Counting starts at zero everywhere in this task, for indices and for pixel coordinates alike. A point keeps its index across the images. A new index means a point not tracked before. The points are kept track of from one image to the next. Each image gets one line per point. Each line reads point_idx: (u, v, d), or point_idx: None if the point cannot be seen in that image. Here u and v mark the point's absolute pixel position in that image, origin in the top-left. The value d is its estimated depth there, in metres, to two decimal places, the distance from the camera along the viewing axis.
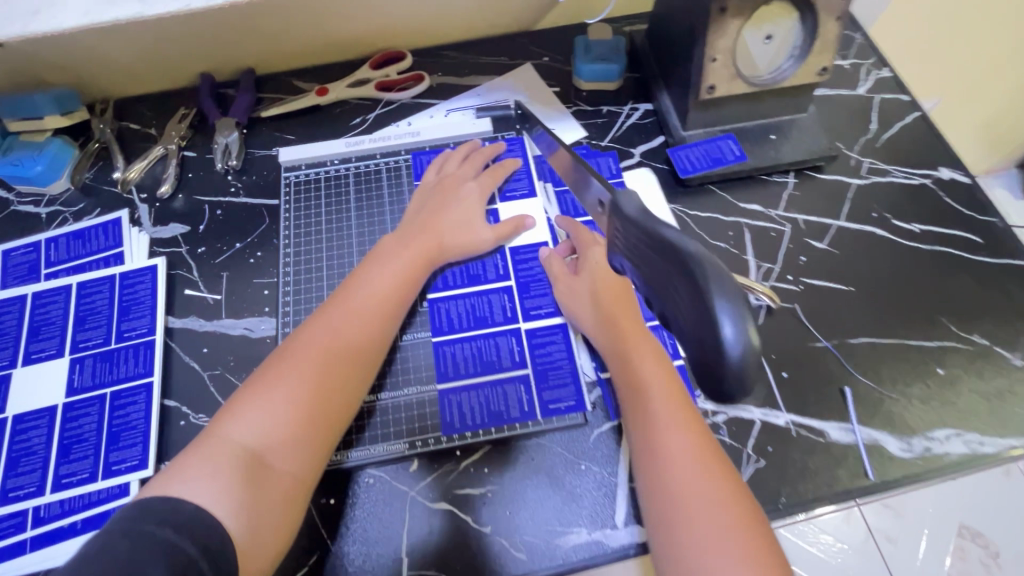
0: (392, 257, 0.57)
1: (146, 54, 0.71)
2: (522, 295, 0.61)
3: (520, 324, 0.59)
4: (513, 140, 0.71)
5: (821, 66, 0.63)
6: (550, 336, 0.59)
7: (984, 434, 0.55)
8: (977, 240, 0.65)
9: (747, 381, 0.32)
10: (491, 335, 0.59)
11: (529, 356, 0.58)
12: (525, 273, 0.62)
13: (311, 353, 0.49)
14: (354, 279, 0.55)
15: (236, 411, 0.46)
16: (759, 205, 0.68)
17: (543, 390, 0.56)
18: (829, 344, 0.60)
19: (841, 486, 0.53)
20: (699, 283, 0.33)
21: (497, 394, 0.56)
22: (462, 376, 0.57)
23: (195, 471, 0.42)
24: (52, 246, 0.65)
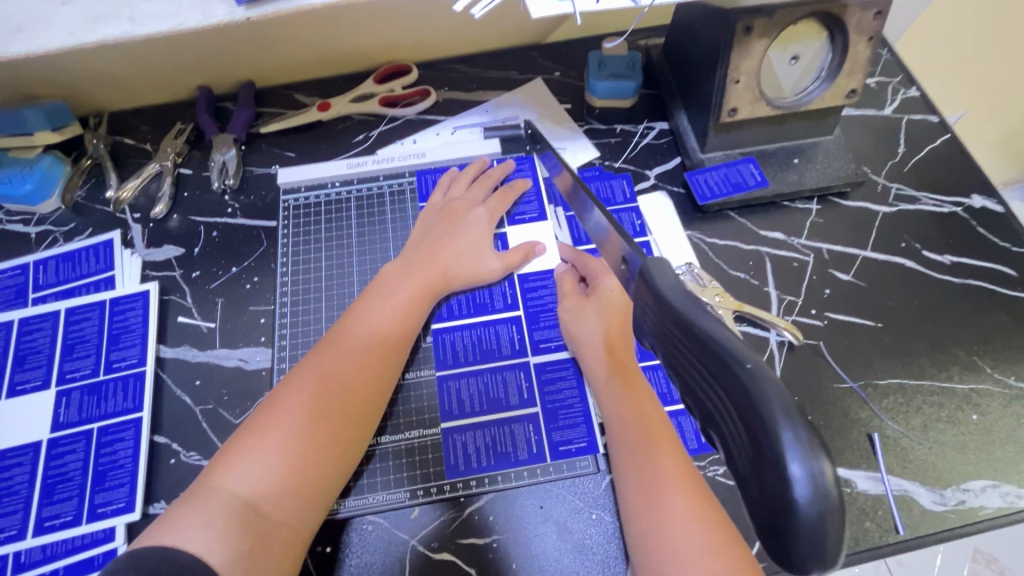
0: (395, 286, 0.54)
1: (141, 67, 0.68)
2: (531, 327, 0.57)
3: (529, 358, 0.56)
4: (522, 158, 0.68)
5: (850, 88, 0.59)
6: (561, 372, 0.55)
7: (1022, 487, 0.52)
8: (1013, 274, 0.62)
9: (826, 539, 0.26)
10: (498, 370, 0.55)
11: (539, 393, 0.54)
12: (534, 302, 0.58)
13: (313, 389, 0.45)
14: (355, 311, 0.52)
15: (233, 453, 0.42)
16: (781, 233, 0.65)
17: (553, 430, 0.53)
18: (856, 385, 0.56)
19: (868, 541, 0.50)
20: (756, 406, 0.27)
21: (504, 435, 0.53)
22: (467, 414, 0.54)
23: (190, 522, 0.38)
24: (41, 269, 0.62)
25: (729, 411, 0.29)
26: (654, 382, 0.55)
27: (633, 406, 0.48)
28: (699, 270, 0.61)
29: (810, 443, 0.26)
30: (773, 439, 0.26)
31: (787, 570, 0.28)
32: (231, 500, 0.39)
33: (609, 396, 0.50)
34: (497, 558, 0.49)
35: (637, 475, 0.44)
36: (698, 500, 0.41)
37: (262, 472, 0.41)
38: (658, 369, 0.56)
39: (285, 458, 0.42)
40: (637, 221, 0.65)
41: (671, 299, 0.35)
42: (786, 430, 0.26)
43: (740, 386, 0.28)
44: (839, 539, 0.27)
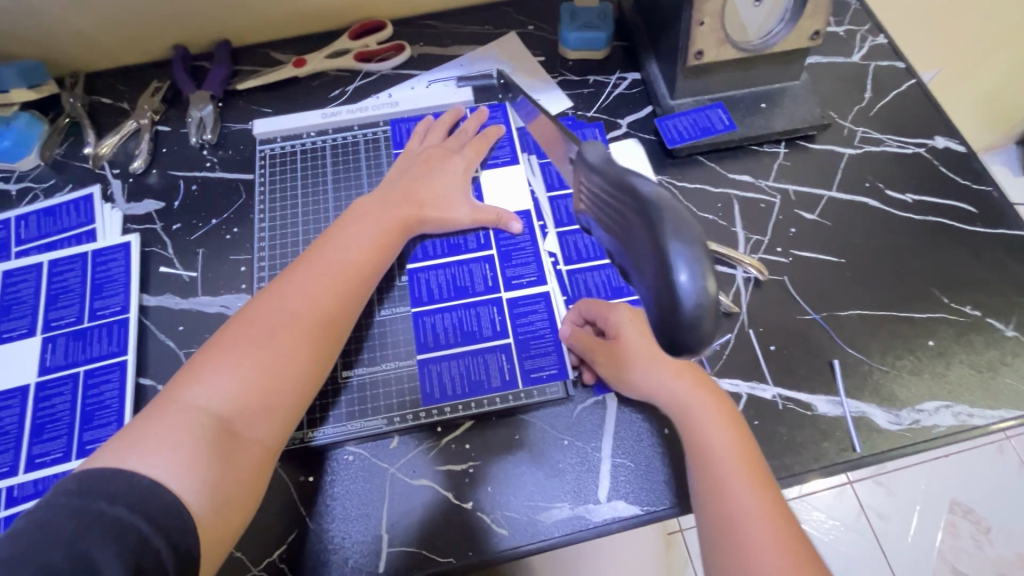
0: (364, 220, 0.55)
1: (115, 23, 0.68)
2: (504, 265, 0.59)
3: (501, 294, 0.58)
4: (495, 107, 0.69)
5: (814, 30, 0.61)
6: (532, 306, 0.57)
7: (974, 406, 0.55)
8: (972, 210, 0.64)
9: (703, 327, 0.32)
10: (472, 305, 0.57)
11: (511, 326, 0.56)
12: (507, 242, 0.60)
13: (282, 312, 0.47)
14: (323, 241, 0.53)
15: (200, 373, 0.43)
16: (748, 175, 0.66)
17: (524, 358, 0.55)
18: (818, 316, 0.58)
19: (827, 459, 0.53)
20: (656, 227, 0.32)
21: (478, 364, 0.55)
22: (443, 347, 0.56)
23: (155, 442, 0.39)
24: (22, 224, 0.63)
25: (639, 240, 0.34)
26: None
27: (722, 440, 0.46)
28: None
29: (698, 255, 0.31)
30: (663, 251, 0.32)
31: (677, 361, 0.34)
32: (198, 417, 0.41)
33: (692, 432, 0.47)
34: (473, 482, 0.51)
35: (715, 519, 0.43)
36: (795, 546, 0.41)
37: (228, 392, 0.43)
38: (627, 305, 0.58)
39: (251, 383, 0.44)
40: None
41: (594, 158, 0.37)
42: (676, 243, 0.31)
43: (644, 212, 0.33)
44: (716, 331, 0.32)
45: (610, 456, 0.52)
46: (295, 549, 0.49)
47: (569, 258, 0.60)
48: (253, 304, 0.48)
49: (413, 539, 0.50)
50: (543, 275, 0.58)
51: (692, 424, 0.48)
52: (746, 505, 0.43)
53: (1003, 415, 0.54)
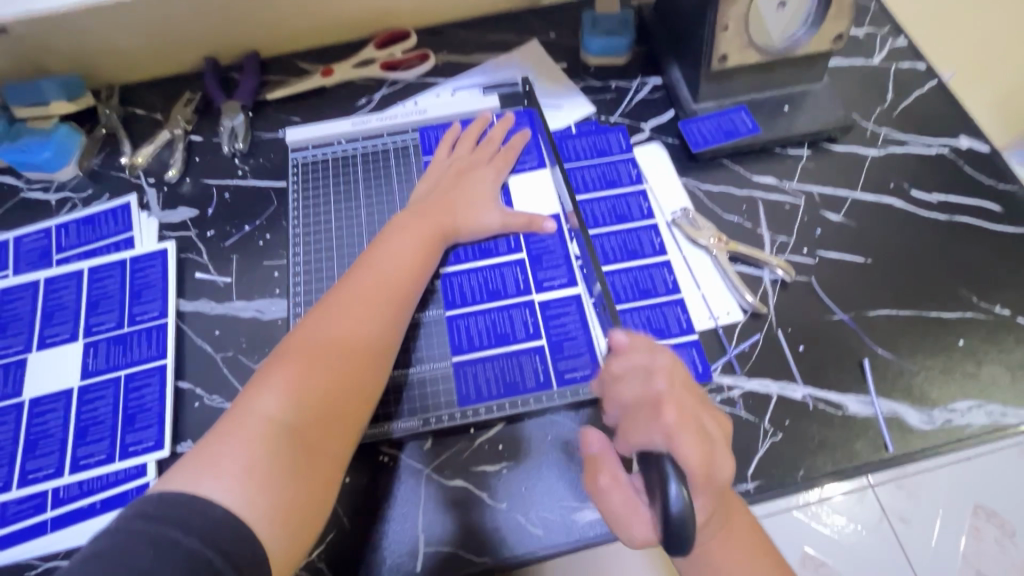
0: (408, 234, 0.56)
1: (149, 37, 0.70)
2: (535, 268, 0.60)
3: (533, 296, 0.58)
4: (520, 113, 0.70)
5: (837, 32, 0.62)
6: (564, 308, 0.58)
7: (1006, 405, 0.54)
8: (997, 209, 0.64)
9: (685, 524, 0.36)
10: (504, 308, 0.58)
11: (544, 328, 0.57)
12: (537, 246, 0.61)
13: (339, 323, 0.49)
14: (371, 255, 0.54)
15: (265, 394, 0.44)
16: (772, 177, 0.67)
17: (558, 360, 0.55)
18: (846, 317, 0.59)
19: (859, 459, 0.53)
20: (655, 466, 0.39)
21: (512, 366, 0.55)
22: (476, 349, 0.56)
23: (228, 469, 0.40)
24: (63, 232, 0.65)
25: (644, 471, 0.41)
26: (653, 319, 0.58)
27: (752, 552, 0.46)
28: (693, 212, 0.64)
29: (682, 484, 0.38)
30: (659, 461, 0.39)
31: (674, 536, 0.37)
32: (268, 437, 0.42)
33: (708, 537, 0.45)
34: (506, 483, 0.52)
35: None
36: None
37: (298, 412, 0.44)
38: (657, 307, 0.59)
39: (317, 402, 0.45)
40: (633, 170, 0.66)
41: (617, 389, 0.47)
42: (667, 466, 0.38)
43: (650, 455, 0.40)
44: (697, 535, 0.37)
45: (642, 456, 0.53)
46: (335, 551, 0.50)
47: None
48: (306, 321, 0.49)
49: (449, 540, 0.50)
50: (573, 278, 0.59)
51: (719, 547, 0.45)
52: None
53: None
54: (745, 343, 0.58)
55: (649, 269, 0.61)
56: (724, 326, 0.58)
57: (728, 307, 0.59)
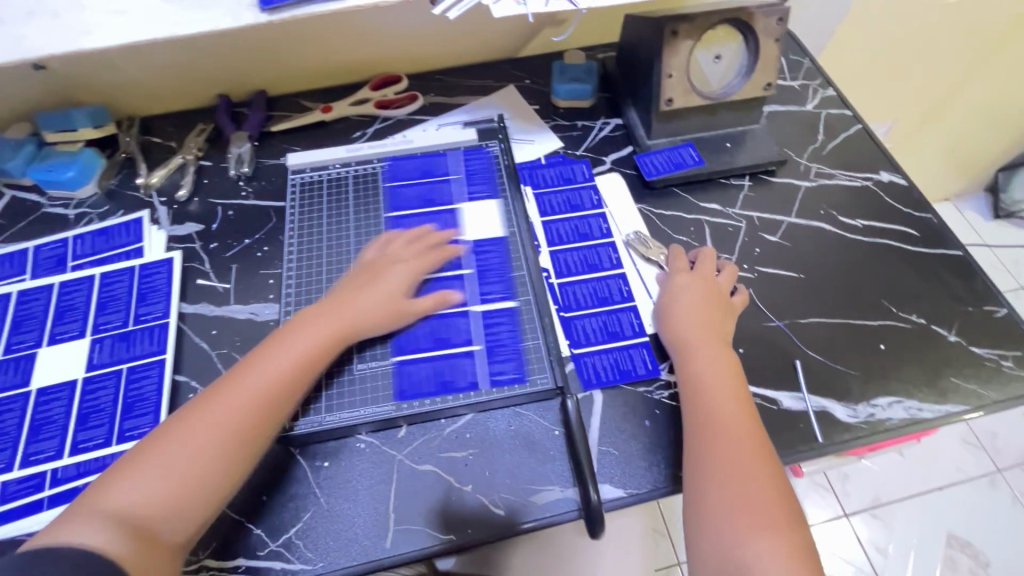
0: (303, 334, 0.58)
1: (171, 76, 0.80)
2: (478, 282, 0.67)
3: (473, 307, 0.65)
4: (473, 151, 0.78)
5: (766, 81, 0.72)
6: (499, 318, 0.65)
7: (923, 402, 0.61)
8: (914, 233, 0.72)
9: (597, 514, 0.52)
10: (446, 316, 0.65)
11: (480, 334, 0.63)
12: (481, 262, 0.68)
13: (220, 406, 0.52)
14: (265, 352, 0.56)
15: (135, 468, 0.48)
16: (717, 204, 0.75)
17: (490, 362, 0.62)
18: (781, 324, 0.66)
19: (793, 448, 0.58)
20: (584, 481, 0.54)
21: (448, 366, 0.62)
22: (418, 350, 0.62)
23: (80, 528, 0.44)
24: (79, 242, 0.72)
25: (577, 480, 0.56)
26: (609, 322, 0.65)
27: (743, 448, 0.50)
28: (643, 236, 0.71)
29: (596, 492, 0.54)
30: (585, 476, 0.54)
31: (593, 518, 0.53)
32: (110, 527, 0.44)
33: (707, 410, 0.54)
34: (472, 468, 0.57)
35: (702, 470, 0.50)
36: (792, 535, 0.46)
37: (158, 489, 0.47)
38: (612, 313, 0.66)
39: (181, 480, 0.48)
40: (595, 196, 0.75)
41: (569, 418, 0.58)
42: (591, 484, 0.54)
43: (581, 472, 0.55)
44: (604, 526, 0.53)
45: (598, 443, 0.58)
46: (310, 528, 0.55)
47: (560, 274, 0.69)
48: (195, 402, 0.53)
49: (416, 520, 0.55)
50: (510, 292, 0.66)
51: (709, 412, 0.53)
52: (746, 480, 0.48)
53: (950, 410, 0.60)
54: None
55: (606, 280, 0.68)
56: None
57: None
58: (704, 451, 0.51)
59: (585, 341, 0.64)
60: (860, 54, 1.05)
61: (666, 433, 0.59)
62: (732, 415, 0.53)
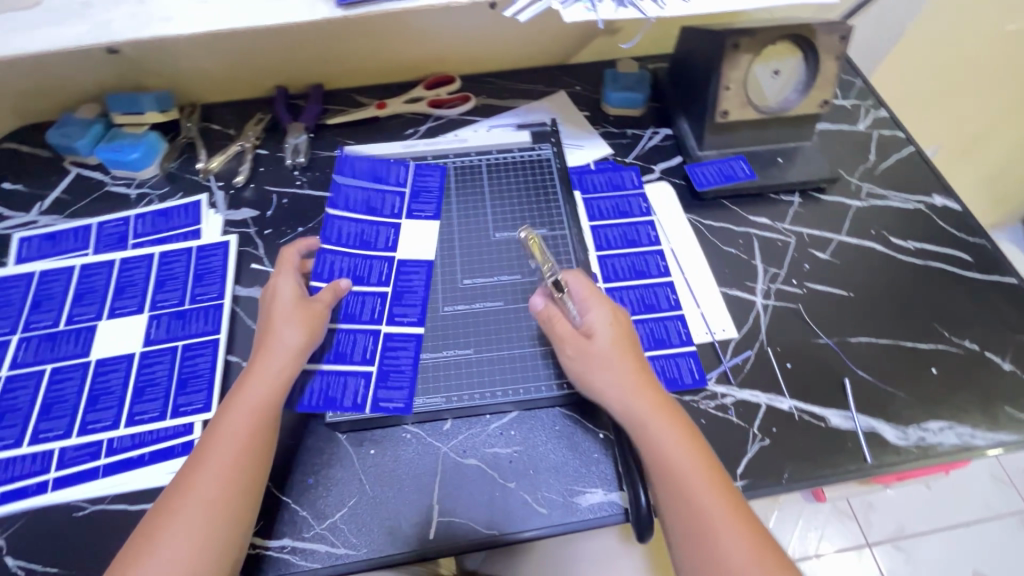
0: (244, 400, 0.53)
1: (234, 65, 0.82)
2: (392, 302, 0.66)
3: (382, 326, 0.64)
4: (433, 167, 0.77)
5: (823, 99, 0.72)
6: (403, 342, 0.63)
7: (975, 428, 0.60)
8: (967, 258, 0.72)
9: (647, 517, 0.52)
10: (353, 330, 0.64)
11: (379, 357, 0.62)
12: (401, 281, 0.67)
13: (194, 485, 0.48)
14: (207, 437, 0.51)
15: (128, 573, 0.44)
16: (767, 218, 0.75)
17: (379, 388, 0.60)
18: (830, 341, 0.65)
19: (841, 467, 0.58)
20: (633, 484, 0.54)
21: (338, 383, 0.60)
22: (314, 359, 0.62)
23: None
24: (140, 221, 0.74)
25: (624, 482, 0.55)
26: (655, 330, 0.65)
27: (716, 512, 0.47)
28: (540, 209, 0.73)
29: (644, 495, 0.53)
30: (634, 478, 0.54)
31: (644, 523, 0.52)
32: None
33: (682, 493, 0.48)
34: (517, 465, 0.58)
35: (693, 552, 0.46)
36: None
37: None
38: (660, 321, 0.66)
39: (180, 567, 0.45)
40: (644, 204, 0.75)
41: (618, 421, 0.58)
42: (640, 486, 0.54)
43: (630, 475, 0.55)
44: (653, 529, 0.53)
45: None
46: (354, 514, 0.55)
47: (608, 279, 0.69)
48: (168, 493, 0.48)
49: (461, 512, 0.55)
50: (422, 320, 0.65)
51: (672, 483, 0.49)
52: (731, 546, 0.45)
53: (1002, 439, 0.59)
54: (737, 357, 0.64)
55: (654, 288, 0.68)
56: (720, 341, 0.65)
57: (723, 325, 0.66)
58: (686, 533, 0.47)
59: None
60: (910, 77, 1.04)
61: (711, 443, 0.59)
62: (693, 477, 0.48)
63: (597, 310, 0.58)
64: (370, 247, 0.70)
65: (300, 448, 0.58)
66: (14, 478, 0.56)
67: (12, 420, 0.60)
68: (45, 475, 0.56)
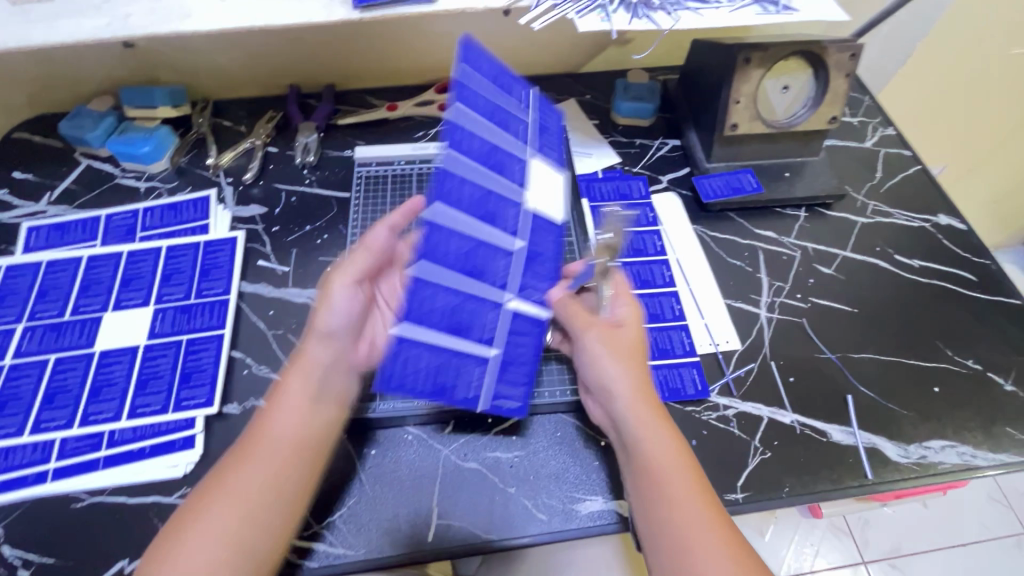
0: (293, 393, 0.50)
1: (247, 63, 0.83)
2: (526, 268, 0.53)
3: (506, 299, 0.52)
4: (559, 104, 0.57)
5: (832, 115, 0.73)
6: (531, 327, 0.55)
7: (976, 448, 0.60)
8: (972, 278, 0.72)
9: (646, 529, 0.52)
10: (478, 297, 0.50)
11: (504, 340, 0.53)
12: (537, 239, 0.53)
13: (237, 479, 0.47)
14: (254, 429, 0.50)
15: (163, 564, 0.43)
16: (772, 232, 0.75)
17: (499, 382, 0.54)
18: (833, 356, 0.65)
19: (842, 482, 0.57)
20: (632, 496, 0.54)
21: (451, 369, 0.50)
22: (428, 331, 0.47)
23: None
24: (148, 214, 0.74)
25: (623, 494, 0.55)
26: (659, 339, 0.65)
27: (697, 517, 0.47)
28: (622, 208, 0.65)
29: None
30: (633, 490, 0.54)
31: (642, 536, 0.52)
32: None
33: (668, 501, 0.48)
34: (517, 471, 0.58)
35: (667, 550, 0.46)
36: None
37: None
38: (663, 330, 0.66)
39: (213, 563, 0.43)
40: (650, 213, 0.76)
41: None
42: None
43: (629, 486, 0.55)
44: None
45: None
46: (352, 514, 0.55)
47: None
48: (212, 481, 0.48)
49: (461, 515, 0.55)
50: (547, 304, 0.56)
51: (659, 482, 0.48)
52: (709, 560, 0.45)
53: (1003, 460, 0.59)
54: (740, 369, 0.64)
55: (658, 297, 0.68)
56: (723, 353, 0.65)
57: (727, 336, 0.66)
58: (666, 532, 0.47)
59: None
60: (918, 96, 1.05)
61: (711, 454, 0.59)
62: (682, 478, 0.48)
63: (622, 307, 0.57)
64: (504, 175, 0.49)
65: None
66: (14, 467, 0.56)
67: (14, 409, 0.60)
68: (44, 465, 0.56)
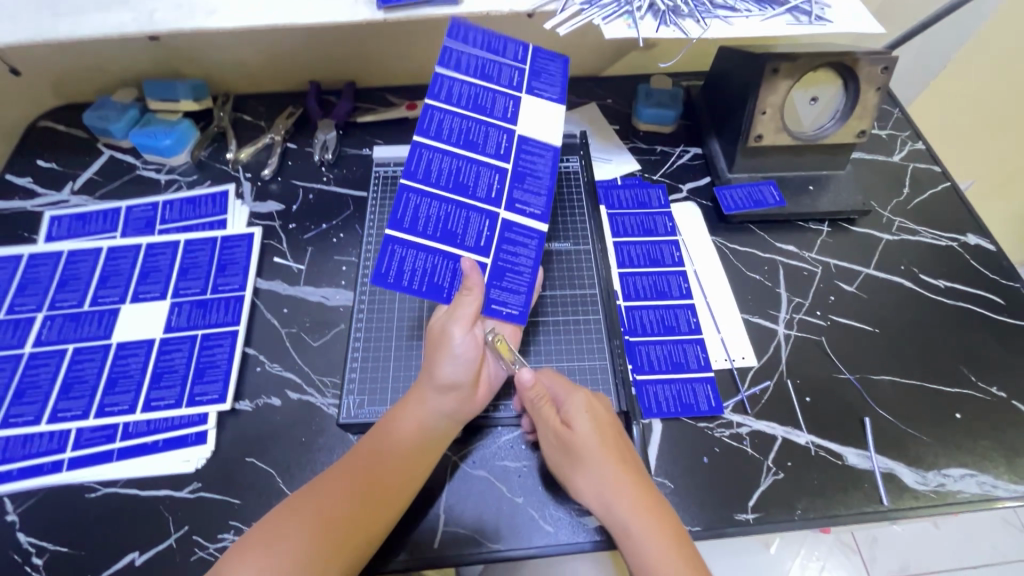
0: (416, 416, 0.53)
1: (269, 59, 0.83)
2: (517, 184, 0.60)
3: (500, 210, 0.59)
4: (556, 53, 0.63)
5: (860, 129, 0.71)
6: (525, 237, 0.59)
7: (998, 478, 0.58)
8: (999, 301, 0.70)
9: None
10: (467, 207, 0.58)
11: (495, 247, 0.58)
12: (522, 159, 0.60)
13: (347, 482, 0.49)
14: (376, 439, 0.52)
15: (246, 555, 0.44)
16: (794, 246, 0.74)
17: (495, 287, 0.58)
18: (852, 377, 0.64)
19: (856, 507, 0.56)
20: None
21: (443, 267, 0.56)
22: (417, 233, 0.55)
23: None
24: (168, 208, 0.75)
25: None
26: (674, 353, 0.64)
27: None
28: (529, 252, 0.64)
29: None
30: None
31: None
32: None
33: None
34: (525, 481, 0.57)
35: None
36: None
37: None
38: (679, 343, 0.65)
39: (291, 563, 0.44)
40: (669, 223, 0.74)
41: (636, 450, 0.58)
42: None
43: None
44: None
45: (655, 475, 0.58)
46: None
47: (629, 296, 0.68)
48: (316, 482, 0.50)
49: (467, 523, 0.55)
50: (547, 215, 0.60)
51: None
52: None
53: None
54: (755, 387, 0.63)
55: (675, 310, 0.67)
56: (738, 369, 0.64)
57: (743, 352, 0.65)
58: None
59: (649, 367, 0.63)
60: (949, 108, 1.02)
61: (722, 473, 0.58)
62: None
63: (574, 400, 0.54)
64: (484, 114, 0.59)
65: (312, 447, 0.59)
66: (31, 455, 0.57)
67: (33, 397, 0.61)
68: (60, 455, 0.57)
